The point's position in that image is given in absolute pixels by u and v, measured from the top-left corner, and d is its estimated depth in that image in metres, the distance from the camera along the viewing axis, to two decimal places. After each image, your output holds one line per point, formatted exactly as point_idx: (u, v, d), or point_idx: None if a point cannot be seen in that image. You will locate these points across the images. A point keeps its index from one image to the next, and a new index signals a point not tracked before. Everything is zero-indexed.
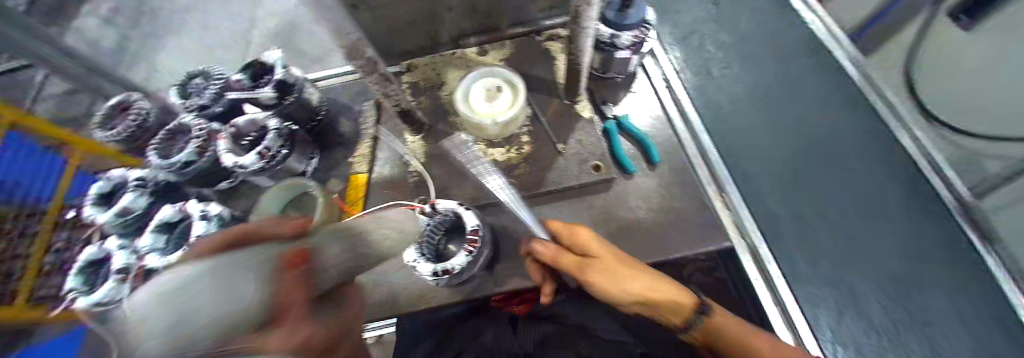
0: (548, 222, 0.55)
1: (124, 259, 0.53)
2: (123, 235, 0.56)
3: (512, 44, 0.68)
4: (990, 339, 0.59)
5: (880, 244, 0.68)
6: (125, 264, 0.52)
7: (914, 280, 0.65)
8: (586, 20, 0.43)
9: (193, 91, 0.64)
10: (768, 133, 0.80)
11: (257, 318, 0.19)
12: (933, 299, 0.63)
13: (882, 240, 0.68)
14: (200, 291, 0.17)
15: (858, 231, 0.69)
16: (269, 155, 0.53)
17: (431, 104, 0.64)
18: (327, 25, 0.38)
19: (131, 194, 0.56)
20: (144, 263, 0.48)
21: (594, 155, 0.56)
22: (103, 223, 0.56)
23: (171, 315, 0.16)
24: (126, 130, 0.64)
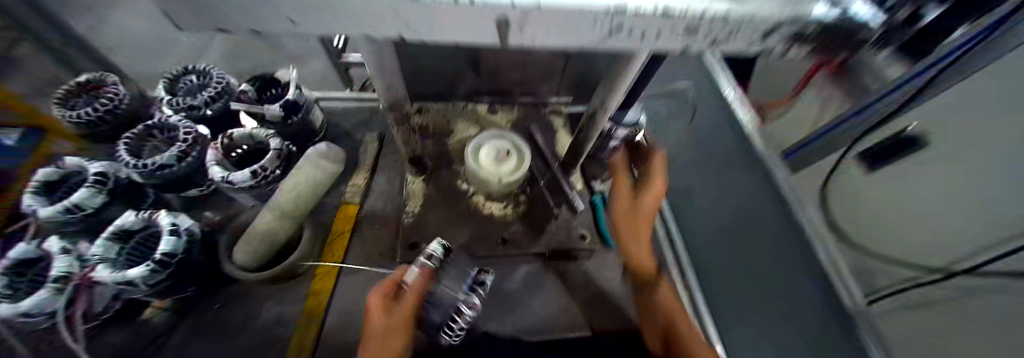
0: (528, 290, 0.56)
1: (65, 267, 0.44)
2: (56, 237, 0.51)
3: (519, 110, 0.74)
4: None
5: None
6: (65, 272, 0.43)
7: None
8: (597, 119, 0.51)
9: (183, 86, 0.72)
10: None
11: (273, 243, 0.50)
12: None
13: None
14: (259, 236, 0.49)
15: None
16: (262, 174, 0.53)
17: (436, 151, 0.67)
18: (379, 80, 0.41)
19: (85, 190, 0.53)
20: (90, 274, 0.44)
21: (582, 225, 0.61)
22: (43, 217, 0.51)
23: (261, 234, 0.49)
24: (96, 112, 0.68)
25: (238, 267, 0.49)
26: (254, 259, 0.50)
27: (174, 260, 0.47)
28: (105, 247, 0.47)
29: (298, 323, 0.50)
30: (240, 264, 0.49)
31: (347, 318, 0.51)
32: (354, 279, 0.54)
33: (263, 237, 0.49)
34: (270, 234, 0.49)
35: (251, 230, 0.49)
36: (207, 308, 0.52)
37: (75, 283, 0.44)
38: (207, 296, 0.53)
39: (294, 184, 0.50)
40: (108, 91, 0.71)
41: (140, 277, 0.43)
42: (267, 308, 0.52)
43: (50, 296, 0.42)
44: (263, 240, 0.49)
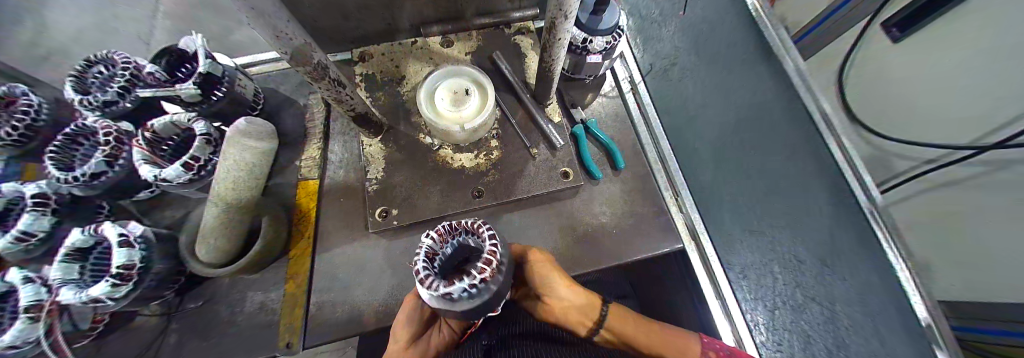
0: None
1: (31, 296, 0.41)
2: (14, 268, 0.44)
3: (478, 36, 0.62)
4: (882, 315, 0.68)
5: (805, 225, 0.75)
6: (33, 300, 0.41)
7: (827, 256, 0.73)
8: (559, 31, 0.42)
9: (93, 83, 0.58)
10: (717, 122, 0.84)
11: (231, 237, 0.46)
12: (834, 276, 0.72)
13: (803, 224, 0.75)
14: (211, 232, 0.43)
15: (788, 212, 0.76)
16: (196, 166, 0.48)
17: (389, 102, 0.58)
18: (263, 30, 0.32)
19: (25, 214, 0.48)
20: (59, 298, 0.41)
21: (563, 161, 0.54)
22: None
23: (209, 232, 0.43)
24: (17, 131, 0.57)
25: (198, 269, 0.44)
26: (223, 256, 0.46)
27: (138, 270, 0.44)
28: (64, 268, 0.42)
29: (287, 307, 0.52)
30: (204, 261, 0.45)
31: (330, 298, 0.50)
32: (331, 259, 0.52)
33: (215, 233, 0.44)
34: (226, 229, 0.45)
35: (202, 227, 0.43)
36: (192, 307, 0.53)
37: (45, 308, 0.41)
38: (191, 294, 0.54)
39: (227, 171, 0.44)
40: (20, 101, 0.60)
41: (105, 294, 0.40)
42: (255, 295, 0.53)
43: (26, 325, 0.40)
44: (218, 238, 0.44)
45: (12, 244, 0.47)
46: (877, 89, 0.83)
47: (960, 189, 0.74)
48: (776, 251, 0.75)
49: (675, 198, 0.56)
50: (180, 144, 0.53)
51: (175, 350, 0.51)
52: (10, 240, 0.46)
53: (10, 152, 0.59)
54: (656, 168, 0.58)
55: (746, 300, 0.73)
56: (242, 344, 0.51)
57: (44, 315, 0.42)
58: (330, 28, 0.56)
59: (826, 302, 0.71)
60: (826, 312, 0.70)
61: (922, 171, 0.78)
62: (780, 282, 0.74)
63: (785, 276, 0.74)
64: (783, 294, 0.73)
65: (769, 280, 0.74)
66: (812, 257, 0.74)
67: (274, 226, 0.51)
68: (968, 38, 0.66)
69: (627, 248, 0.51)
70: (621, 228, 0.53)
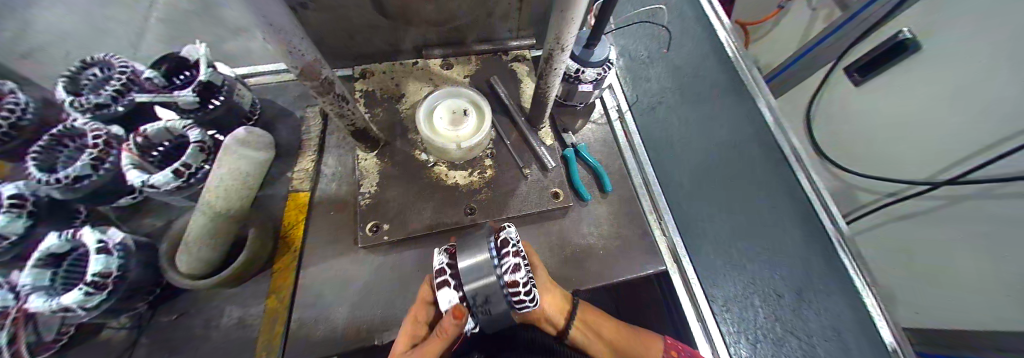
0: None
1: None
2: None
3: (477, 61, 0.66)
4: None
5: None
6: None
7: None
8: (555, 62, 0.45)
9: (86, 85, 0.58)
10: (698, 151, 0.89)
11: (217, 248, 0.45)
12: None
13: None
14: (195, 245, 0.43)
15: None
16: (187, 173, 0.47)
17: (387, 118, 0.59)
18: (276, 44, 0.33)
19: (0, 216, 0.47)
20: (26, 305, 0.42)
21: (554, 182, 0.57)
22: None
23: (194, 242, 0.43)
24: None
25: (178, 283, 0.43)
26: (205, 265, 0.45)
27: (114, 278, 0.43)
28: (34, 275, 0.43)
29: (266, 322, 0.50)
30: (184, 273, 0.43)
31: (314, 313, 0.49)
32: (317, 272, 0.51)
33: (200, 243, 0.43)
34: (213, 239, 0.44)
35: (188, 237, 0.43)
36: (164, 320, 0.51)
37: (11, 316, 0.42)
38: (165, 307, 0.51)
39: (218, 179, 0.44)
40: (3, 99, 0.58)
41: (77, 303, 0.39)
42: (234, 309, 0.51)
43: None
44: (202, 248, 0.43)
45: None
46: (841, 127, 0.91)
47: (918, 222, 0.80)
48: (756, 284, 0.71)
49: (659, 222, 0.58)
50: (171, 151, 0.53)
51: None
52: None
53: None
54: (643, 193, 0.60)
55: (729, 333, 0.68)
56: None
57: (10, 322, 0.42)
58: (334, 45, 0.58)
59: (804, 336, 0.66)
60: (805, 347, 0.65)
61: (883, 204, 0.84)
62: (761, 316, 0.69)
63: (765, 309, 0.69)
64: (763, 327, 0.68)
65: (751, 314, 0.69)
66: (790, 292, 0.69)
67: (261, 238, 0.50)
68: (918, 87, 0.73)
69: (614, 270, 0.53)
70: (609, 248, 0.55)
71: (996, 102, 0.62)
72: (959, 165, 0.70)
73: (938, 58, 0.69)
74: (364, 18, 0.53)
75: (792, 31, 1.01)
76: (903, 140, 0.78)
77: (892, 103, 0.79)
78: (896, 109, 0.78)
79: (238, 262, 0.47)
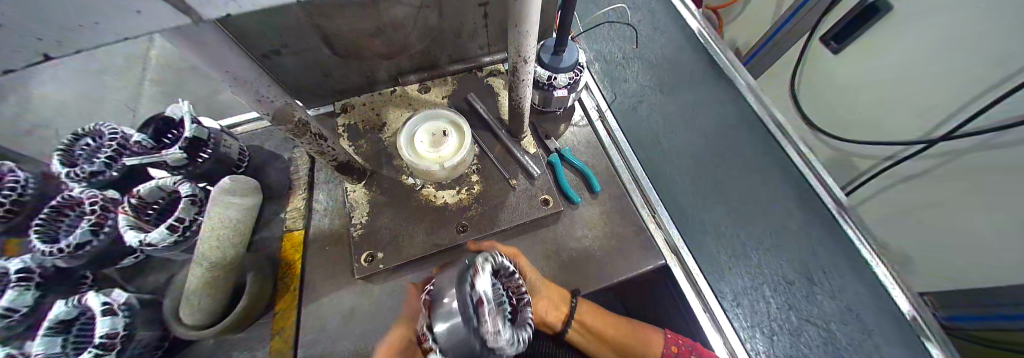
0: None
1: None
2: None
3: (454, 81, 0.67)
4: None
5: None
6: None
7: None
8: (522, 73, 0.46)
9: (80, 154, 0.60)
10: None
11: (218, 296, 0.46)
12: None
13: None
14: (195, 295, 0.44)
15: None
16: (181, 227, 0.49)
17: (371, 148, 0.60)
18: (244, 95, 0.35)
19: (10, 291, 0.49)
20: None
21: (542, 189, 0.57)
22: None
23: (194, 293, 0.44)
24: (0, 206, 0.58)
25: (183, 334, 0.44)
26: (207, 315, 0.46)
27: (121, 336, 0.44)
28: (45, 343, 0.44)
29: None
30: (186, 326, 0.44)
31: (318, 351, 0.49)
32: (318, 310, 0.51)
33: (200, 293, 0.44)
34: (214, 286, 0.45)
35: (189, 288, 0.44)
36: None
37: None
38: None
39: (210, 230, 0.45)
40: (4, 179, 0.61)
41: None
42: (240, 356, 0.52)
43: None
44: (202, 297, 0.44)
45: None
46: (828, 96, 0.90)
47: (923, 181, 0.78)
48: (764, 274, 0.68)
49: (653, 216, 0.57)
50: (166, 207, 0.54)
51: None
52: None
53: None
54: (633, 189, 0.60)
55: (743, 328, 0.64)
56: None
57: None
58: (311, 85, 0.59)
59: (821, 323, 0.63)
60: (824, 334, 0.63)
61: (884, 167, 0.83)
62: (774, 306, 0.66)
63: (777, 298, 0.66)
64: (778, 318, 0.65)
65: (762, 306, 0.66)
66: (800, 277, 0.67)
67: (259, 281, 0.51)
68: (899, 48, 0.72)
69: (612, 270, 0.52)
70: (606, 249, 0.54)
71: (986, 51, 0.61)
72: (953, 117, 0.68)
73: (914, 16, 0.68)
74: (336, 56, 0.54)
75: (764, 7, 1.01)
76: (894, 102, 0.77)
77: (875, 67, 0.78)
78: (881, 72, 0.77)
79: (240, 308, 0.48)
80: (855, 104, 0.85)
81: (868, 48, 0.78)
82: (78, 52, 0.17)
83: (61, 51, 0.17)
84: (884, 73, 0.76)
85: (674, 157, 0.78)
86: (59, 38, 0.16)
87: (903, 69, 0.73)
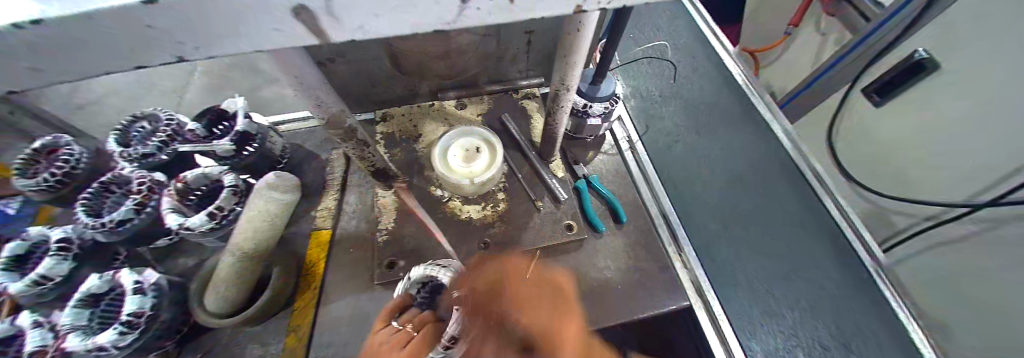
0: None
1: (38, 340, 0.45)
2: (27, 312, 0.48)
3: (489, 100, 0.69)
4: None
5: None
6: (37, 345, 0.45)
7: None
8: (562, 100, 0.47)
9: (136, 136, 0.65)
10: None
11: (243, 286, 0.47)
12: None
13: None
14: (223, 284, 0.45)
15: None
16: (220, 215, 0.51)
17: (405, 157, 0.62)
18: (305, 99, 0.37)
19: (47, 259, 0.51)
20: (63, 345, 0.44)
21: (567, 214, 0.57)
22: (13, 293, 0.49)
23: (225, 279, 0.45)
24: (54, 177, 0.62)
25: (204, 321, 0.45)
26: (229, 305, 0.47)
27: (146, 317, 0.46)
28: (73, 315, 0.46)
29: None
30: (207, 314, 0.45)
31: (330, 352, 0.49)
32: (335, 312, 0.52)
33: (229, 281, 0.45)
34: (242, 277, 0.46)
35: (220, 276, 0.46)
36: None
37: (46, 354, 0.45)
38: (190, 345, 0.53)
39: (249, 221, 0.47)
40: (60, 152, 0.65)
41: (111, 342, 0.42)
42: (254, 348, 0.52)
43: None
44: (228, 287, 0.46)
45: (27, 287, 0.49)
46: (869, 150, 0.88)
47: (968, 248, 0.73)
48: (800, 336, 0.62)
49: (679, 255, 0.56)
50: (207, 194, 0.57)
51: None
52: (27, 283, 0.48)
53: (47, 195, 0.63)
54: (660, 224, 0.59)
55: None
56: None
57: None
58: (357, 93, 0.63)
59: None
60: None
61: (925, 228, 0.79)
62: None
63: None
64: None
65: None
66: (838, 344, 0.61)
67: (284, 276, 0.52)
68: (946, 106, 0.71)
69: (634, 305, 0.51)
70: (630, 282, 0.53)
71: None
72: (1002, 183, 0.65)
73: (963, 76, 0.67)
74: (384, 68, 0.58)
75: (802, 57, 1.03)
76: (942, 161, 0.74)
77: (921, 123, 0.75)
78: (927, 129, 0.75)
79: (261, 302, 0.49)
80: (898, 160, 0.82)
81: (912, 104, 0.77)
82: (203, 57, 0.20)
83: (187, 52, 0.20)
84: (930, 130, 0.74)
85: (701, 195, 0.77)
86: (196, 45, 0.19)
87: (952, 127, 0.70)
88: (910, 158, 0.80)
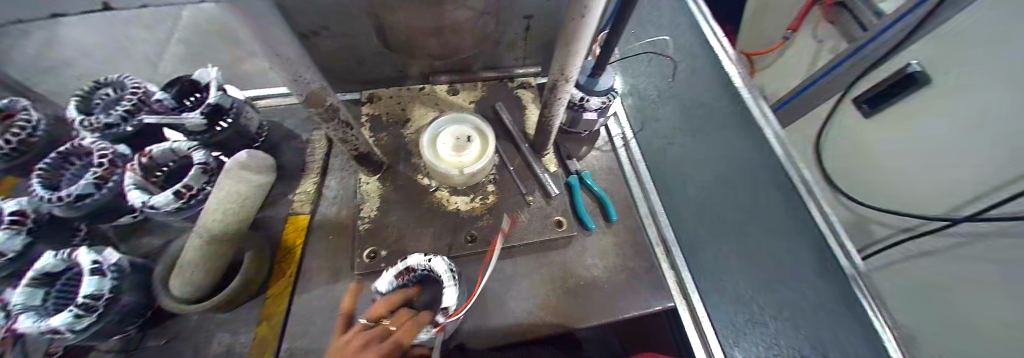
0: (492, 297, 0.51)
1: None
2: None
3: (483, 87, 0.66)
4: None
5: None
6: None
7: None
8: (559, 92, 0.45)
9: (98, 103, 0.60)
10: None
11: (213, 271, 0.44)
12: None
13: None
14: (189, 268, 0.43)
15: None
16: (188, 194, 0.47)
17: (392, 142, 0.59)
18: (281, 74, 0.34)
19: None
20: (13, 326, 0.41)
21: (558, 210, 0.55)
22: None
23: (192, 262, 0.43)
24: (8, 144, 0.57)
25: (167, 305, 0.42)
26: (196, 291, 0.44)
27: (105, 300, 0.42)
28: (27, 294, 0.42)
29: (253, 350, 0.48)
30: (174, 299, 0.43)
31: (305, 342, 0.47)
32: (312, 300, 0.50)
33: (197, 264, 0.43)
34: (212, 261, 0.44)
35: (186, 260, 0.42)
36: (153, 345, 0.49)
37: None
38: (154, 330, 0.50)
39: (219, 202, 0.44)
40: (15, 116, 0.60)
41: (65, 325, 0.39)
42: (223, 335, 0.49)
43: None
44: (196, 271, 0.43)
45: None
46: (857, 161, 0.90)
47: (940, 259, 0.76)
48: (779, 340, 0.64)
49: (668, 256, 0.56)
50: (175, 171, 0.53)
51: None
52: None
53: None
54: (650, 224, 0.58)
55: None
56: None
57: None
58: (342, 71, 0.59)
59: None
60: None
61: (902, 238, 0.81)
62: None
63: None
64: None
65: None
66: None
67: (258, 262, 0.49)
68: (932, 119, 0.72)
69: (621, 305, 0.50)
70: (618, 281, 0.53)
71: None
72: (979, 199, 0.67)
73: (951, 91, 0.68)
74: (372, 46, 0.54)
75: (798, 62, 1.03)
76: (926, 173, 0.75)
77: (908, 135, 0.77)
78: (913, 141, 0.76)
79: (231, 287, 0.46)
80: (883, 171, 0.84)
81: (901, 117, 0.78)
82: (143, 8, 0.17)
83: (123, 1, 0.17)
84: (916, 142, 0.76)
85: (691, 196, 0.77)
86: None
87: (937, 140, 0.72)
88: (895, 170, 0.81)
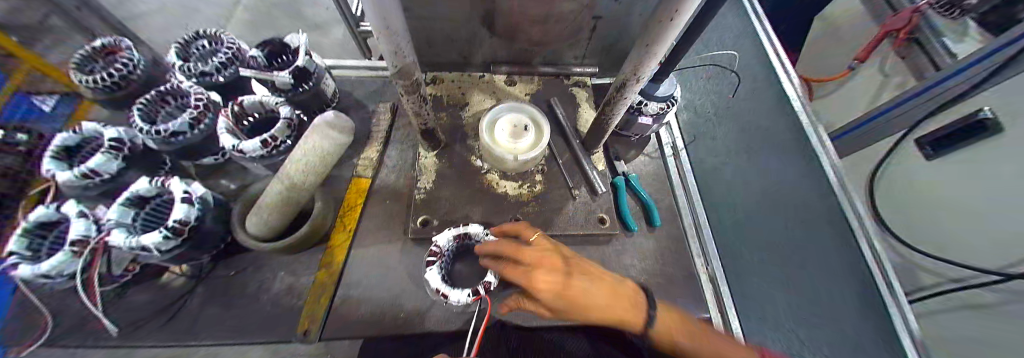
0: None
1: (83, 230, 0.47)
2: (72, 201, 0.50)
3: (540, 81, 0.69)
4: None
5: None
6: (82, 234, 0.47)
7: None
8: (626, 92, 0.47)
9: (195, 52, 0.66)
10: None
11: (287, 215, 0.49)
12: None
13: None
14: (268, 209, 0.47)
15: None
16: (272, 144, 0.52)
17: (451, 122, 0.63)
18: (385, 45, 0.37)
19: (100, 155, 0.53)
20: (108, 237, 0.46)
21: (602, 207, 0.57)
22: (62, 181, 0.51)
23: (272, 204, 0.47)
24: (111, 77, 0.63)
25: (246, 240, 0.47)
26: (271, 231, 0.49)
27: (189, 226, 0.47)
28: (121, 212, 0.48)
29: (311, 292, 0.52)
30: (252, 235, 0.47)
31: (358, 292, 0.51)
32: (367, 256, 0.54)
33: (276, 207, 0.47)
34: (287, 206, 0.48)
35: (266, 202, 0.47)
36: (224, 274, 0.55)
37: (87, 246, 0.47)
38: (224, 262, 0.56)
39: (301, 154, 0.48)
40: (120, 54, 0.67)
41: (156, 244, 0.44)
42: (285, 275, 0.54)
43: (68, 257, 0.45)
44: (275, 213, 0.47)
45: (77, 178, 0.51)
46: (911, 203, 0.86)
47: (991, 317, 0.72)
48: None
49: (707, 267, 0.56)
50: (258, 122, 0.59)
51: (195, 312, 0.52)
52: (77, 174, 0.51)
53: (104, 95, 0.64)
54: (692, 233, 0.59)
55: None
56: (260, 321, 0.51)
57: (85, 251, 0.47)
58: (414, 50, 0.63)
59: None
60: None
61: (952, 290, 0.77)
62: None
63: None
64: None
65: None
66: None
67: (323, 214, 0.53)
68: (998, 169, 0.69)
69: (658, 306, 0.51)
70: (655, 284, 0.53)
71: None
72: None
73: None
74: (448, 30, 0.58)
75: (860, 96, 0.99)
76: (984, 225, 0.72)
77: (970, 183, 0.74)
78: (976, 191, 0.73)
79: (300, 233, 0.50)
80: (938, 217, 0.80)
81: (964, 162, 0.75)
82: None
83: None
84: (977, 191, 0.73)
85: None
86: None
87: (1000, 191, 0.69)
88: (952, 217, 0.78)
